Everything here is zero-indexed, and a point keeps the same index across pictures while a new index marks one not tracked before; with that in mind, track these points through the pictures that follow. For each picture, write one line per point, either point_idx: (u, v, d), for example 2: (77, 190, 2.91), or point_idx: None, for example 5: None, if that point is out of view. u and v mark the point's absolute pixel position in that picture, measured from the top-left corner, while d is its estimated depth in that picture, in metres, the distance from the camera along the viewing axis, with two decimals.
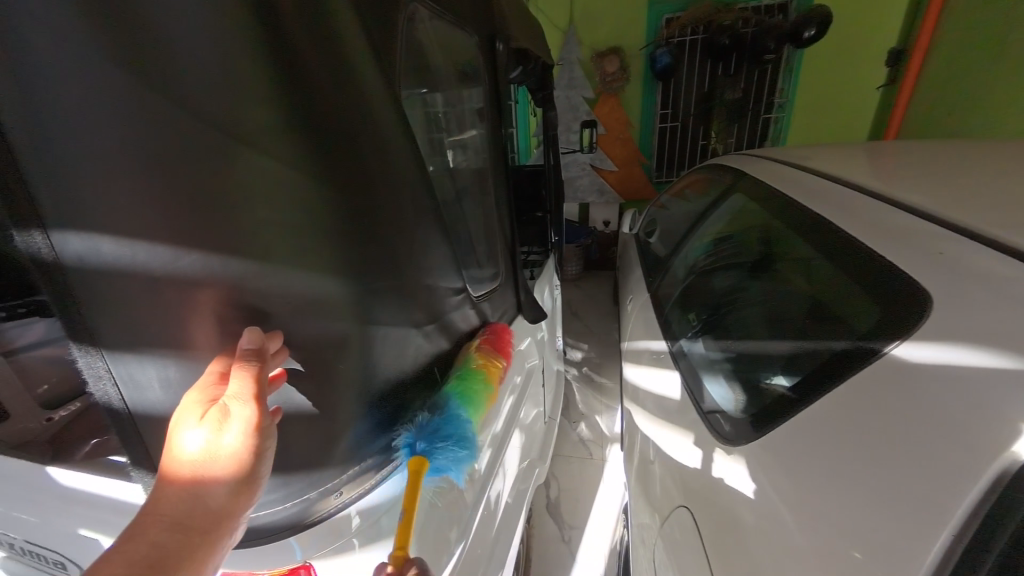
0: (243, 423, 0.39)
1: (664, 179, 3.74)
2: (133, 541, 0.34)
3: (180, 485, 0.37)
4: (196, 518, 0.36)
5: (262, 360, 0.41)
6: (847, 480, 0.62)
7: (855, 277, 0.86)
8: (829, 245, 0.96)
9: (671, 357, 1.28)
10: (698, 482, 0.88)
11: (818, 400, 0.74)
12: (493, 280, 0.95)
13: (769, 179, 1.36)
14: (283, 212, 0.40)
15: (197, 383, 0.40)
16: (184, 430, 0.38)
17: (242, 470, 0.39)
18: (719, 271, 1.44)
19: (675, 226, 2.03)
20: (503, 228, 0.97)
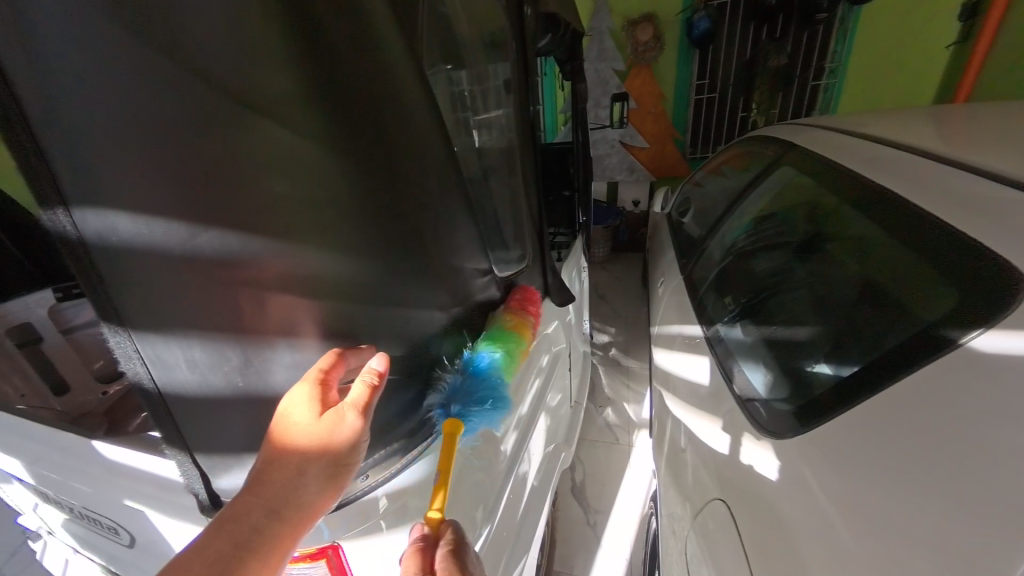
0: (349, 432, 0.44)
1: (699, 155, 3.55)
2: (241, 522, 0.40)
3: (282, 474, 0.42)
4: (290, 512, 0.42)
5: (377, 383, 0.46)
6: (911, 480, 0.57)
7: (926, 258, 0.77)
8: (895, 223, 0.87)
9: (706, 341, 1.23)
10: (734, 474, 0.84)
11: (877, 393, 0.68)
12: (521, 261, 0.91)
13: (823, 149, 1.24)
14: (301, 188, 0.39)
15: (308, 379, 0.43)
16: (298, 425, 0.42)
17: (334, 473, 0.44)
18: (760, 252, 1.35)
19: (711, 204, 1.91)
20: (531, 207, 0.93)
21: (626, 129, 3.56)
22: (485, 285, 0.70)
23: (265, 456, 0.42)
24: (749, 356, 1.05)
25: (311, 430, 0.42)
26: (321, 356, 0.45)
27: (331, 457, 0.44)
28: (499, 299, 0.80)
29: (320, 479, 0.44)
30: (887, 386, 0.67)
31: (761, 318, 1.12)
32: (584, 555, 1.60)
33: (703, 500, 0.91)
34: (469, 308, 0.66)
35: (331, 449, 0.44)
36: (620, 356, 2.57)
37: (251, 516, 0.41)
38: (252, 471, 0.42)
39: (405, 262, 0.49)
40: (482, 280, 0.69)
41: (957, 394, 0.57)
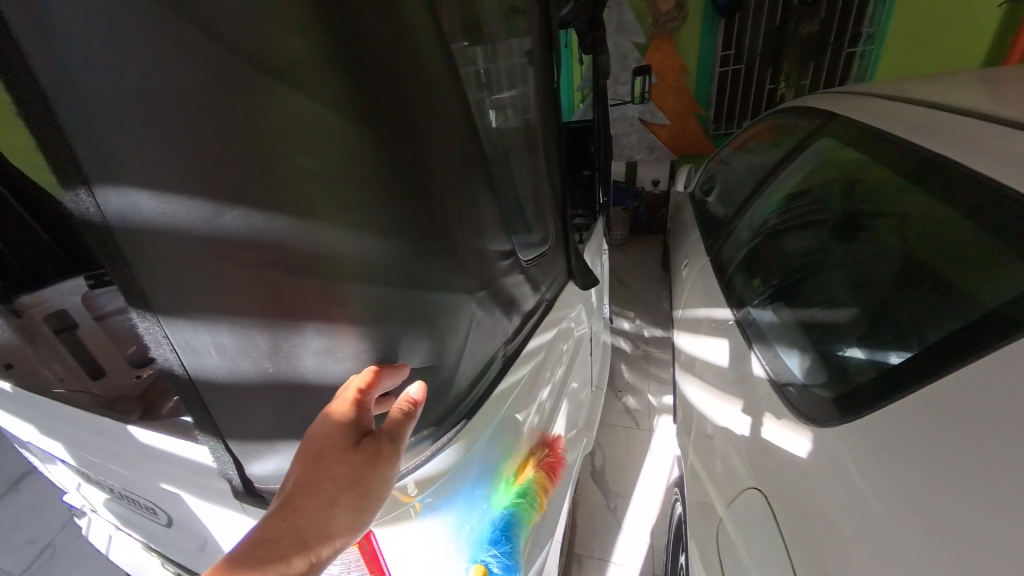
0: (381, 459, 0.46)
1: (723, 132, 3.40)
2: (271, 548, 0.39)
3: (316, 499, 0.43)
4: (319, 539, 0.42)
5: (411, 413, 0.48)
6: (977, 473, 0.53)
7: (999, 234, 0.70)
8: (956, 197, 0.80)
9: (736, 324, 1.17)
10: (769, 463, 0.81)
11: (936, 379, 0.63)
12: (544, 242, 0.88)
13: (868, 117, 1.15)
14: (326, 162, 0.37)
15: (347, 399, 0.43)
16: (337, 449, 0.44)
17: (364, 503, 0.45)
18: (794, 230, 1.28)
19: (738, 182, 1.83)
20: (554, 186, 0.89)
21: (646, 106, 3.43)
22: (509, 268, 0.67)
23: (299, 481, 0.43)
24: (783, 339, 1.00)
25: (347, 456, 0.44)
26: (357, 372, 0.45)
27: (363, 485, 0.45)
28: (525, 283, 0.77)
29: (350, 508, 0.45)
30: (946, 372, 0.62)
31: (796, 300, 1.06)
32: (605, 538, 1.60)
33: (735, 488, 0.88)
34: (496, 291, 0.64)
35: (365, 477, 0.45)
36: (639, 341, 2.54)
37: (282, 543, 0.40)
38: (285, 495, 0.42)
39: (434, 242, 0.46)
40: (507, 262, 0.66)
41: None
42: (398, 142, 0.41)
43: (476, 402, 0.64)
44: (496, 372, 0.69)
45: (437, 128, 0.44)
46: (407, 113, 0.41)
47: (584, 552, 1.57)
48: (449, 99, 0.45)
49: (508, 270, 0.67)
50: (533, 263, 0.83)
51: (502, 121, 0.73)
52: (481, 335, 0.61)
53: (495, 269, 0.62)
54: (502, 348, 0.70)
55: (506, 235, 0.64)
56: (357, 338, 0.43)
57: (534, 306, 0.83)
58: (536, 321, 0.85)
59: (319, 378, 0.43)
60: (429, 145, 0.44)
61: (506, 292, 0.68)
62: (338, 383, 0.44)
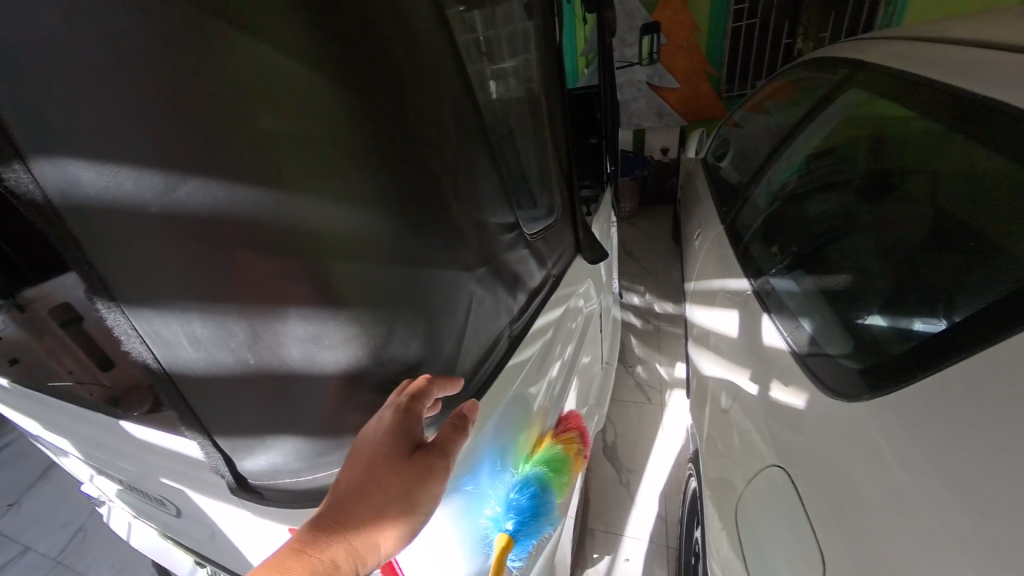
0: (433, 473, 0.45)
1: (736, 93, 3.23)
2: (320, 550, 0.39)
3: (365, 508, 0.42)
4: (366, 548, 0.41)
5: (460, 429, 0.49)
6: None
7: None
8: (1012, 145, 0.71)
9: (755, 293, 1.11)
10: (792, 438, 0.77)
11: (983, 349, 0.57)
12: (550, 215, 0.83)
13: (903, 63, 1.05)
14: (293, 122, 0.32)
15: (399, 406, 0.43)
16: (390, 458, 0.43)
17: (410, 517, 0.44)
18: (816, 192, 1.20)
19: (754, 145, 1.73)
20: (560, 153, 0.83)
21: (655, 69, 3.26)
22: (513, 242, 0.63)
23: (348, 488, 0.42)
24: (803, 307, 0.95)
25: (400, 465, 0.43)
26: (410, 378, 0.47)
27: (411, 499, 0.44)
28: (531, 258, 0.73)
29: (396, 522, 0.43)
30: (994, 341, 0.57)
31: (818, 267, 1.00)
32: (617, 513, 1.61)
33: (753, 464, 0.85)
34: (499, 267, 0.59)
35: (415, 490, 0.44)
36: (649, 315, 2.49)
37: (332, 547, 0.39)
38: (335, 500, 0.42)
39: (423, 211, 0.42)
40: (510, 236, 0.62)
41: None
42: (378, 97, 0.36)
43: (482, 384, 0.60)
44: (500, 352, 0.65)
45: (423, 81, 0.39)
46: (387, 61, 0.36)
47: (596, 526, 1.59)
48: (436, 50, 0.40)
49: (511, 244, 0.62)
50: (539, 237, 0.78)
51: (504, 84, 0.67)
52: (484, 317, 0.57)
53: (496, 242, 0.57)
54: (508, 327, 0.66)
55: (509, 207, 0.59)
56: (348, 330, 0.39)
57: (540, 282, 0.79)
58: (543, 299, 0.80)
59: (305, 370, 0.39)
60: (413, 100, 0.38)
61: (510, 268, 0.64)
62: (330, 374, 0.41)
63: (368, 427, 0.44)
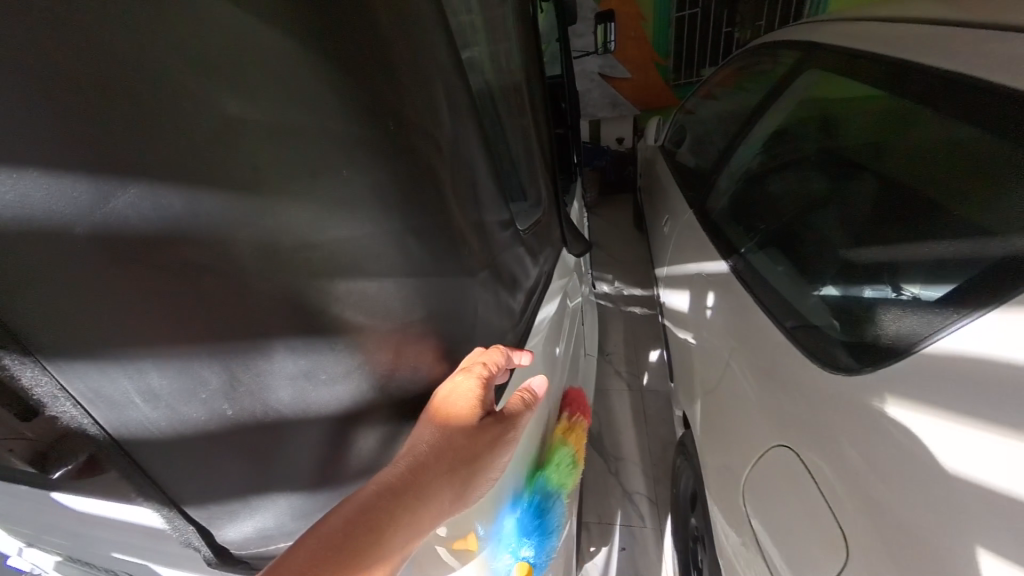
0: (493, 438, 0.52)
1: (684, 82, 3.33)
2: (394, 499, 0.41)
3: (439, 464, 0.45)
4: (432, 503, 0.44)
5: (519, 405, 0.57)
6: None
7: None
8: (967, 111, 0.74)
9: (731, 275, 1.13)
10: (791, 413, 0.76)
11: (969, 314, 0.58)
12: (537, 208, 0.79)
13: (852, 40, 1.09)
14: (259, 110, 0.26)
15: (478, 374, 0.49)
16: (465, 418, 0.48)
17: (467, 481, 0.49)
18: (776, 170, 1.23)
19: (710, 129, 1.77)
20: (543, 142, 0.78)
21: (606, 58, 3.30)
22: (509, 240, 0.58)
23: (427, 441, 0.45)
24: (780, 283, 0.97)
25: (472, 426, 0.49)
26: (480, 352, 0.52)
27: (472, 462, 0.49)
28: (525, 256, 0.68)
29: (456, 484, 0.47)
30: (990, 312, 0.57)
31: (790, 245, 1.02)
32: (610, 502, 1.62)
33: (748, 444, 0.85)
34: (499, 269, 0.54)
35: (477, 453, 0.50)
36: (621, 302, 2.53)
37: (404, 497, 0.42)
38: (413, 453, 0.44)
39: (419, 213, 0.35)
40: (506, 235, 0.57)
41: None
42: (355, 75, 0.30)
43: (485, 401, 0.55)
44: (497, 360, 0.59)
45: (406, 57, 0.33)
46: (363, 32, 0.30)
47: (590, 518, 1.59)
48: (419, 20, 0.34)
49: (506, 243, 0.57)
50: (530, 232, 0.74)
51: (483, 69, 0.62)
52: (485, 324, 0.52)
53: (495, 242, 0.52)
54: (511, 333, 0.62)
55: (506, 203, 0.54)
56: (343, 359, 0.34)
57: (535, 282, 0.74)
58: (538, 301, 0.76)
59: (299, 413, 0.33)
60: (395, 79, 0.32)
61: (509, 268, 0.59)
62: (327, 414, 0.35)
63: (447, 389, 0.48)
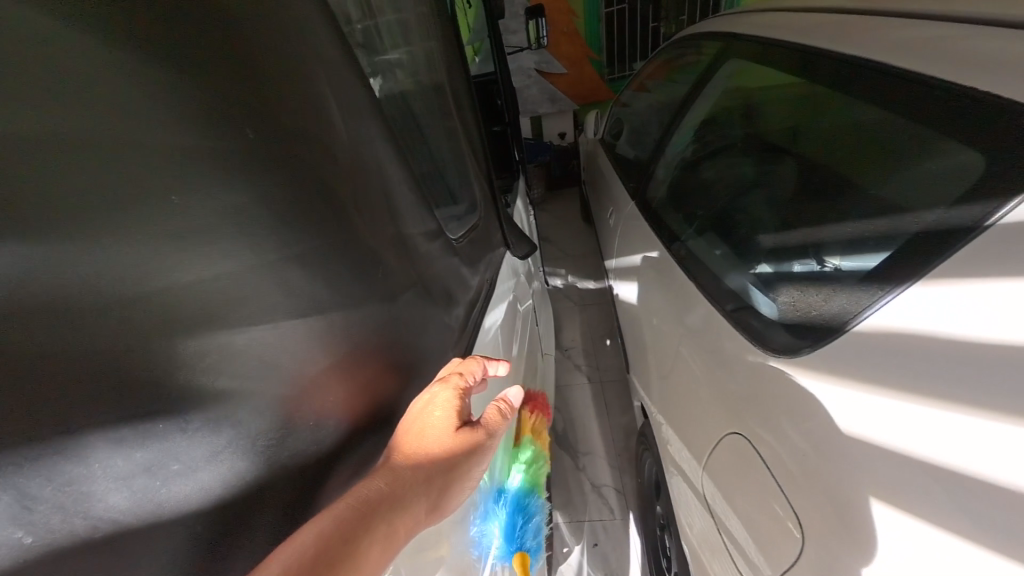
0: (472, 446, 0.54)
1: (617, 76, 3.42)
2: (373, 510, 0.41)
3: (416, 473, 0.47)
4: (409, 516, 0.44)
5: (497, 417, 0.61)
6: (955, 370, 0.48)
7: (921, 123, 0.69)
8: (870, 94, 0.79)
9: (674, 262, 1.15)
10: (738, 399, 0.77)
11: (895, 291, 0.58)
12: (472, 213, 0.74)
13: (764, 30, 1.14)
14: (45, 116, 0.22)
15: (454, 383, 0.54)
16: (441, 427, 0.52)
17: (441, 493, 0.49)
18: (707, 160, 1.28)
19: (644, 121, 1.81)
20: (470, 142, 0.74)
21: (542, 54, 3.31)
22: (436, 254, 0.53)
23: (405, 452, 0.48)
24: (720, 266, 0.99)
25: (450, 434, 0.52)
26: (453, 363, 0.59)
27: (449, 472, 0.51)
28: (460, 266, 0.64)
29: (432, 497, 0.48)
30: (907, 285, 0.57)
31: (726, 228, 1.05)
32: (578, 498, 1.63)
33: (704, 433, 0.86)
34: (425, 282, 0.50)
35: (453, 463, 0.51)
36: (575, 296, 2.55)
37: (382, 508, 0.42)
38: (393, 464, 0.46)
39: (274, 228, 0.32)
40: (431, 245, 0.52)
41: (1001, 263, 0.48)
42: (177, 79, 0.27)
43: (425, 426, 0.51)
44: (422, 377, 0.55)
45: (239, 62, 0.31)
46: (183, 38, 0.27)
47: (562, 518, 1.58)
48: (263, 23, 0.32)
49: (431, 251, 0.52)
50: (465, 239, 0.69)
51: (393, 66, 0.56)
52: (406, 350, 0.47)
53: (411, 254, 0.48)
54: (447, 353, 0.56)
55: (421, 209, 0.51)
56: (199, 440, 0.29)
57: (478, 291, 0.70)
58: (482, 309, 0.72)
59: (141, 517, 0.27)
60: (227, 84, 0.29)
61: (438, 283, 0.54)
62: (178, 511, 0.28)
63: (424, 401, 0.53)
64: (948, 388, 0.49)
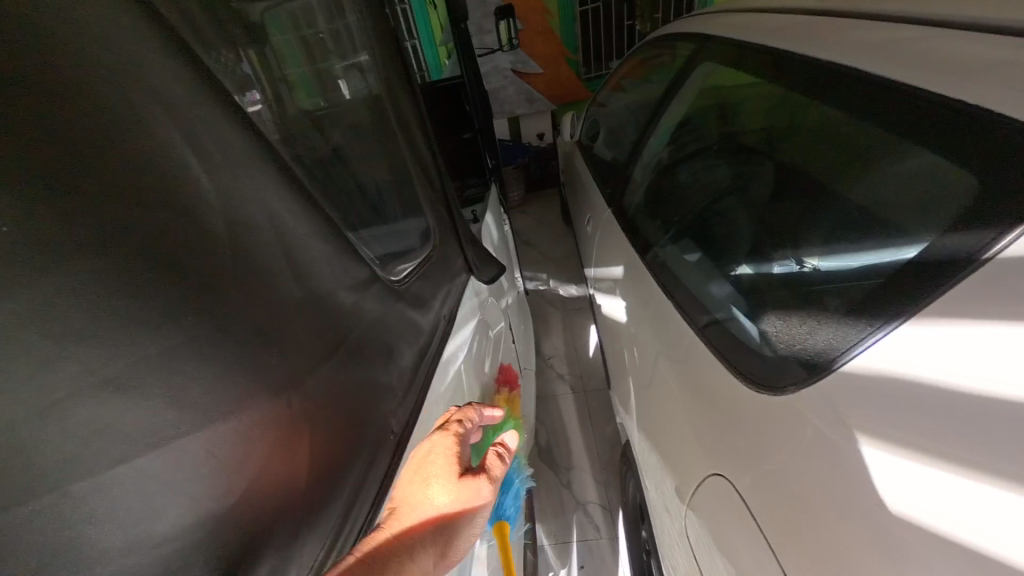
0: (474, 494, 0.57)
1: (595, 75, 3.39)
2: (387, 559, 0.43)
3: (424, 522, 0.48)
4: (418, 566, 0.45)
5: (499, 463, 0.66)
6: (960, 428, 0.42)
7: (903, 132, 0.63)
8: (845, 100, 0.74)
9: (652, 278, 1.09)
10: (722, 435, 0.71)
11: (892, 326, 0.52)
12: (424, 245, 0.67)
13: (735, 31, 1.09)
14: None
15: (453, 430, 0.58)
16: (446, 471, 0.54)
17: (445, 547, 0.51)
18: (683, 166, 1.23)
19: (620, 124, 1.76)
20: (418, 164, 0.66)
21: (517, 54, 3.23)
22: (369, 306, 0.46)
23: (412, 499, 0.50)
24: (699, 287, 0.93)
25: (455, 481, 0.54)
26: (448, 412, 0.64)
27: (451, 524, 0.52)
28: (408, 310, 0.56)
29: (435, 549, 0.49)
30: (899, 325, 0.52)
31: (704, 241, 1.00)
32: (564, 517, 1.57)
33: (689, 469, 0.80)
34: (350, 342, 0.43)
35: (457, 514, 0.53)
36: (557, 301, 2.50)
37: (391, 562, 0.43)
38: (400, 514, 0.48)
39: (97, 323, 0.23)
40: (358, 295, 0.44)
41: (1009, 301, 0.42)
42: None
43: (389, 484, 0.46)
44: (385, 453, 0.47)
45: None
46: None
47: (547, 540, 1.52)
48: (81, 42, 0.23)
49: (355, 303, 0.44)
50: (414, 275, 0.61)
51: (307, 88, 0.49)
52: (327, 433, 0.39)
53: (327, 314, 0.40)
54: (392, 417, 0.49)
55: (345, 255, 0.42)
56: None
57: (431, 332, 0.63)
58: (439, 349, 0.65)
59: None
60: None
61: (372, 339, 0.46)
62: None
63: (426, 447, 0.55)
64: (944, 445, 0.43)
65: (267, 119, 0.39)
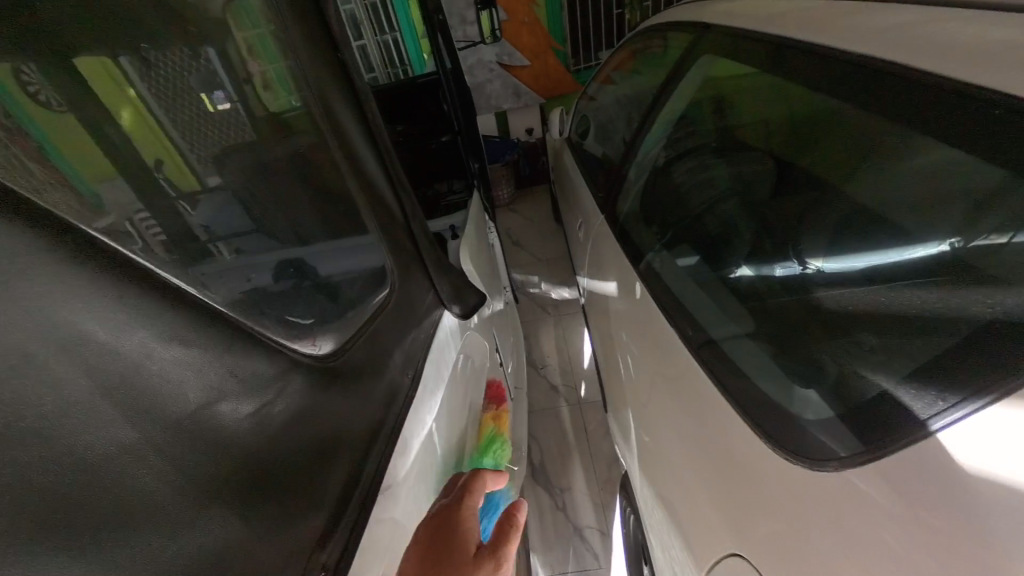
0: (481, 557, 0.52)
1: (583, 67, 3.25)
2: None
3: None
4: None
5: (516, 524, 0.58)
6: None
7: (949, 139, 0.52)
8: (867, 97, 0.63)
9: (646, 295, 0.98)
10: (739, 501, 0.61)
11: (968, 402, 0.43)
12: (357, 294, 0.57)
13: (733, 19, 0.97)
14: None
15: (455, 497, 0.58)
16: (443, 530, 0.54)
17: None
18: (676, 164, 1.11)
19: (610, 121, 1.64)
20: (356, 187, 0.55)
21: (502, 46, 3.08)
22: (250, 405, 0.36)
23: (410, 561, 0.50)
24: (699, 309, 0.84)
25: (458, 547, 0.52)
26: (453, 479, 0.64)
27: None
28: (322, 385, 0.46)
29: None
30: (987, 404, 0.41)
31: (708, 254, 0.88)
32: (560, 544, 1.48)
33: (697, 529, 0.70)
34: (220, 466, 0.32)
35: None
36: (549, 306, 2.39)
37: None
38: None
39: None
40: (253, 406, 0.35)
41: None
42: None
43: None
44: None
45: None
46: None
47: (542, 571, 1.43)
48: None
49: (243, 421, 0.34)
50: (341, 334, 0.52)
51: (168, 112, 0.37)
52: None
53: (202, 444, 0.30)
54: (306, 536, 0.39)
55: (217, 355, 0.34)
56: None
57: (384, 411, 0.53)
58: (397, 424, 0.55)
59: None
60: None
61: (259, 444, 0.36)
62: None
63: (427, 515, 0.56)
64: None
65: (75, 171, 0.28)
